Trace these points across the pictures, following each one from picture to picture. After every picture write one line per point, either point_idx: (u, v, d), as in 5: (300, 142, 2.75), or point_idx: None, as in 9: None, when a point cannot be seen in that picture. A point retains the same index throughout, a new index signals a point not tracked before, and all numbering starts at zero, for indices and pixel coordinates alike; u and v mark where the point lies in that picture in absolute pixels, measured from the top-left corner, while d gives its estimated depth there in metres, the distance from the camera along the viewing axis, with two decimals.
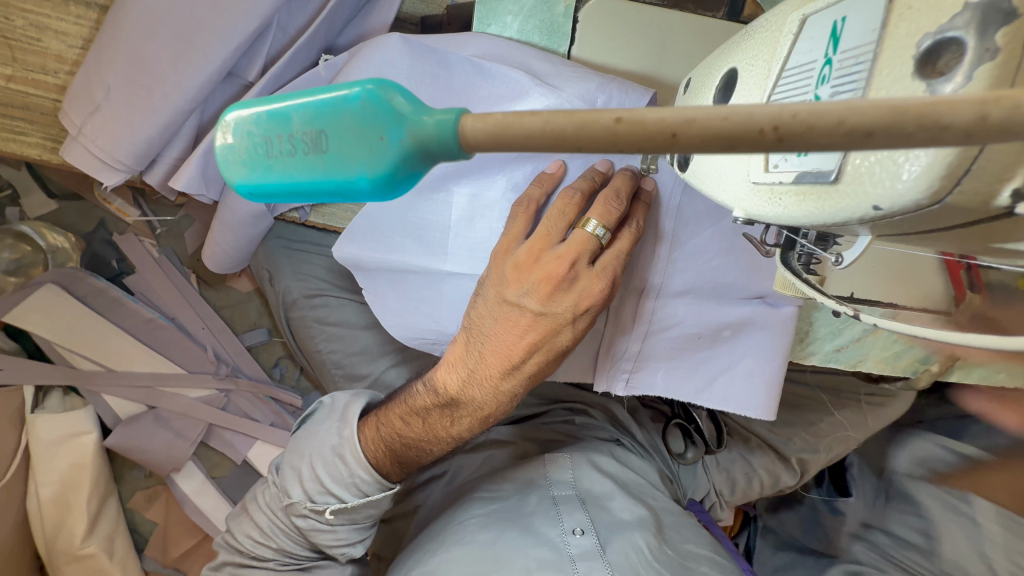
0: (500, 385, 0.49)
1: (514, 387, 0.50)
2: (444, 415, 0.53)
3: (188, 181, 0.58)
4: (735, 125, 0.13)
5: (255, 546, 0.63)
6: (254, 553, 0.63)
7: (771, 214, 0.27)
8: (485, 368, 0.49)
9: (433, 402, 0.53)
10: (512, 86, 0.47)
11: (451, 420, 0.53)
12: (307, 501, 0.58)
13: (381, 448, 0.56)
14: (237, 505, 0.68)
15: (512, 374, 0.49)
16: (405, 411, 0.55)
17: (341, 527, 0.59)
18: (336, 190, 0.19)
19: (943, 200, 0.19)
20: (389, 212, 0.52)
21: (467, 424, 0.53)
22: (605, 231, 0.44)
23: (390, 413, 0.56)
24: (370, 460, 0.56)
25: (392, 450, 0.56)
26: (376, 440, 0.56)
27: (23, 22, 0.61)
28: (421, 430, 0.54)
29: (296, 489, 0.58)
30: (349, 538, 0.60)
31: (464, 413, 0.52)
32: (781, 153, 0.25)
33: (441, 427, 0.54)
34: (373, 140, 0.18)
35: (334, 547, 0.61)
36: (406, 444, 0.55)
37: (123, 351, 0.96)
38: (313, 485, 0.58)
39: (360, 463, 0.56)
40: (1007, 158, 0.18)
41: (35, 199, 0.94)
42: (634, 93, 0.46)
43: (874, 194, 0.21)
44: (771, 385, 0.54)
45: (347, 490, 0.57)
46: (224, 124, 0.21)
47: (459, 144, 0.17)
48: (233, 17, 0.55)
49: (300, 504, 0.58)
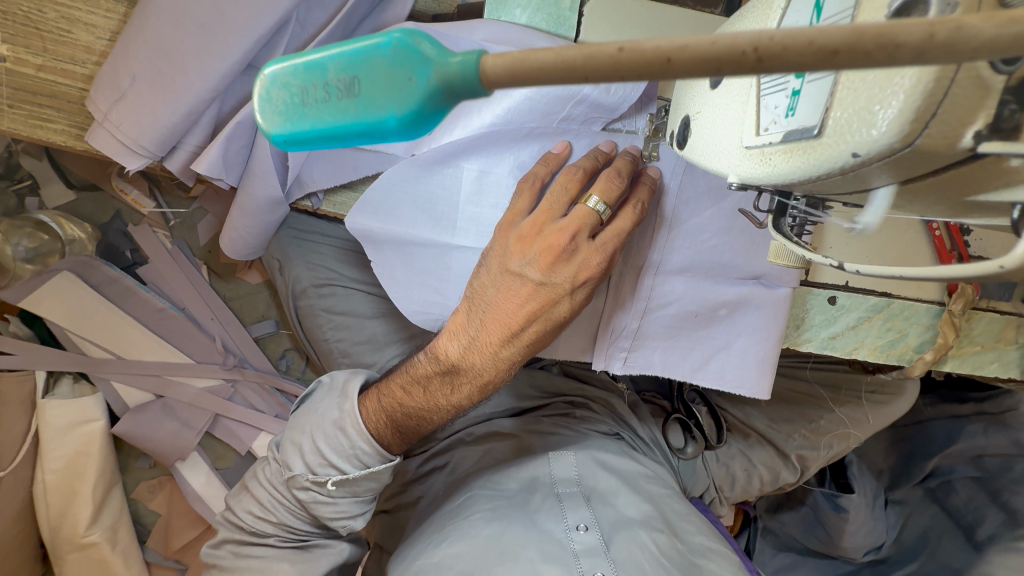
0: (500, 352, 0.52)
1: (514, 355, 0.52)
2: (444, 384, 0.55)
3: (210, 164, 0.61)
4: (722, 50, 0.16)
5: (255, 522, 0.65)
6: (254, 528, 0.65)
7: (760, 177, 0.29)
8: (486, 336, 0.51)
9: (434, 370, 0.55)
10: None
11: (450, 388, 0.55)
12: (309, 473, 0.60)
13: (382, 420, 0.58)
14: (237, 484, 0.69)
15: (511, 342, 0.51)
16: (407, 381, 0.57)
17: (342, 499, 0.61)
18: (365, 131, 0.22)
19: (913, 143, 0.21)
20: (398, 184, 0.54)
21: (467, 392, 0.55)
22: (606, 207, 0.47)
23: (392, 384, 0.58)
24: (372, 433, 0.58)
25: (393, 421, 0.58)
26: (376, 411, 0.58)
27: (55, 14, 0.64)
28: (422, 399, 0.56)
29: (298, 463, 0.60)
30: (351, 511, 0.62)
31: (464, 381, 0.54)
32: (771, 117, 0.27)
33: (441, 395, 0.55)
34: (402, 81, 0.20)
35: (336, 520, 0.62)
36: (407, 414, 0.57)
37: (133, 340, 0.98)
38: (314, 458, 0.59)
39: (361, 434, 0.58)
40: (966, 102, 0.20)
41: (54, 190, 0.97)
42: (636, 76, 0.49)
43: (852, 141, 0.22)
44: (765, 363, 0.56)
45: (349, 462, 0.59)
46: (264, 76, 0.24)
47: (480, 81, 0.19)
48: (257, 11, 0.58)
49: (302, 477, 0.60)
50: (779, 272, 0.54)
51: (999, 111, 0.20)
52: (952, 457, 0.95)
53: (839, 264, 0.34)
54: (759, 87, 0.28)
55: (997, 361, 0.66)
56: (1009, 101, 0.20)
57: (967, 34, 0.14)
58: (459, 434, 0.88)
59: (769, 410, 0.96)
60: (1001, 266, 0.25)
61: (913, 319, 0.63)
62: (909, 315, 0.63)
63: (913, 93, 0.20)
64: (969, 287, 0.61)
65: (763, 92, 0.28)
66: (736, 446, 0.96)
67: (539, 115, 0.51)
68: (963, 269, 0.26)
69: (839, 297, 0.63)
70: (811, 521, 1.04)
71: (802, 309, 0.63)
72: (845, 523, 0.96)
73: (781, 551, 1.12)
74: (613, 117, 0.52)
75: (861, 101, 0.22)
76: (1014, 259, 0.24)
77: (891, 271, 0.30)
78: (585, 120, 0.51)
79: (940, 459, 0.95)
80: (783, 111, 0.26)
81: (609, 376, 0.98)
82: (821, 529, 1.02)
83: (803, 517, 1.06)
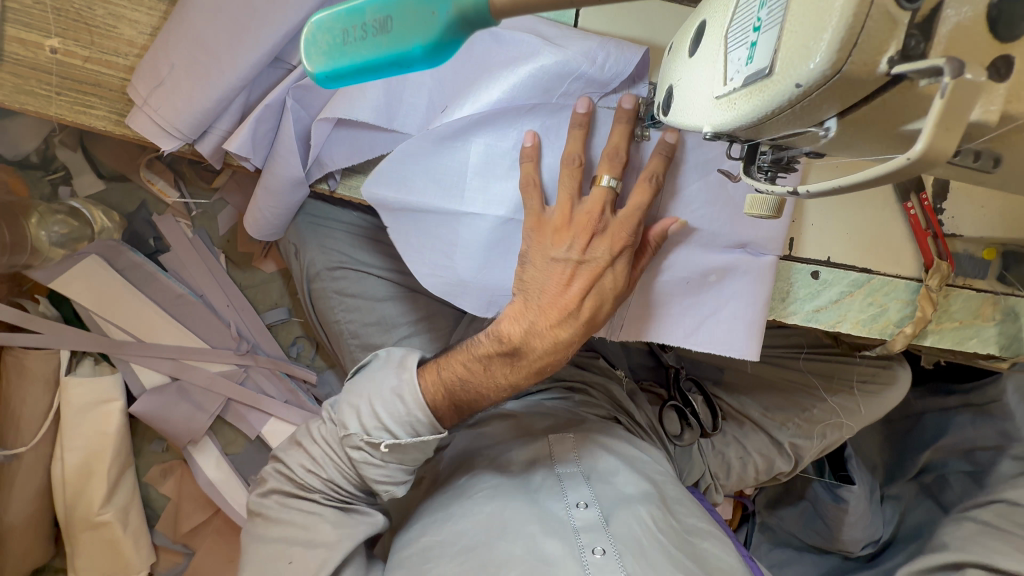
0: (559, 334, 0.58)
1: (571, 334, 0.59)
2: (504, 363, 0.61)
3: (239, 144, 0.66)
4: None
5: (307, 474, 0.68)
6: (302, 480, 0.68)
7: (728, 121, 0.33)
8: (545, 319, 0.58)
9: (494, 350, 0.61)
10: (525, 48, 0.57)
11: (510, 367, 0.61)
12: (363, 434, 0.63)
13: (441, 394, 0.63)
14: (288, 440, 0.73)
15: (569, 320, 0.58)
16: (468, 358, 0.63)
17: (390, 464, 0.65)
18: (395, 61, 0.27)
19: (842, 69, 0.26)
20: (419, 165, 0.59)
21: (525, 374, 0.61)
22: (615, 181, 0.56)
23: (452, 360, 0.64)
24: (430, 403, 0.62)
25: (452, 396, 0.63)
26: (435, 383, 0.63)
27: (103, 11, 0.71)
28: (482, 375, 0.62)
29: (353, 423, 0.64)
30: (394, 477, 0.66)
31: (525, 364, 0.61)
32: (735, 67, 0.32)
33: (501, 375, 0.62)
34: (427, 14, 0.25)
35: (379, 484, 0.66)
36: (467, 390, 0.63)
37: (153, 323, 1.03)
38: (371, 421, 0.63)
39: (418, 404, 0.62)
40: (880, 34, 0.25)
41: (85, 180, 1.03)
42: (628, 51, 0.56)
43: (794, 74, 0.27)
44: (753, 327, 0.61)
45: (402, 429, 0.62)
46: (311, 25, 0.29)
47: (490, 13, 0.24)
48: (284, 8, 0.65)
49: (356, 436, 0.64)
50: (765, 240, 0.59)
51: (908, 43, 0.25)
52: (943, 450, 0.95)
53: (793, 193, 0.35)
54: (726, 45, 0.33)
55: (976, 336, 0.69)
56: (915, 35, 0.25)
57: None
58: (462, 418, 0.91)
59: (762, 398, 0.98)
60: (908, 158, 0.25)
61: (893, 294, 0.67)
62: (889, 290, 0.67)
63: (837, 28, 0.25)
64: (944, 263, 0.65)
65: (728, 48, 0.33)
66: (731, 434, 0.99)
67: (539, 91, 0.57)
68: (879, 166, 0.27)
69: (822, 272, 0.67)
70: (810, 515, 1.04)
71: (784, 283, 0.67)
72: (845, 514, 0.95)
73: (777, 546, 1.13)
74: (607, 94, 0.58)
75: (800, 41, 0.27)
76: (918, 150, 0.25)
77: (827, 184, 0.31)
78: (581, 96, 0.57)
79: (931, 452, 0.96)
80: (744, 60, 0.31)
81: (607, 362, 1.02)
82: (820, 521, 1.01)
83: (803, 511, 1.06)
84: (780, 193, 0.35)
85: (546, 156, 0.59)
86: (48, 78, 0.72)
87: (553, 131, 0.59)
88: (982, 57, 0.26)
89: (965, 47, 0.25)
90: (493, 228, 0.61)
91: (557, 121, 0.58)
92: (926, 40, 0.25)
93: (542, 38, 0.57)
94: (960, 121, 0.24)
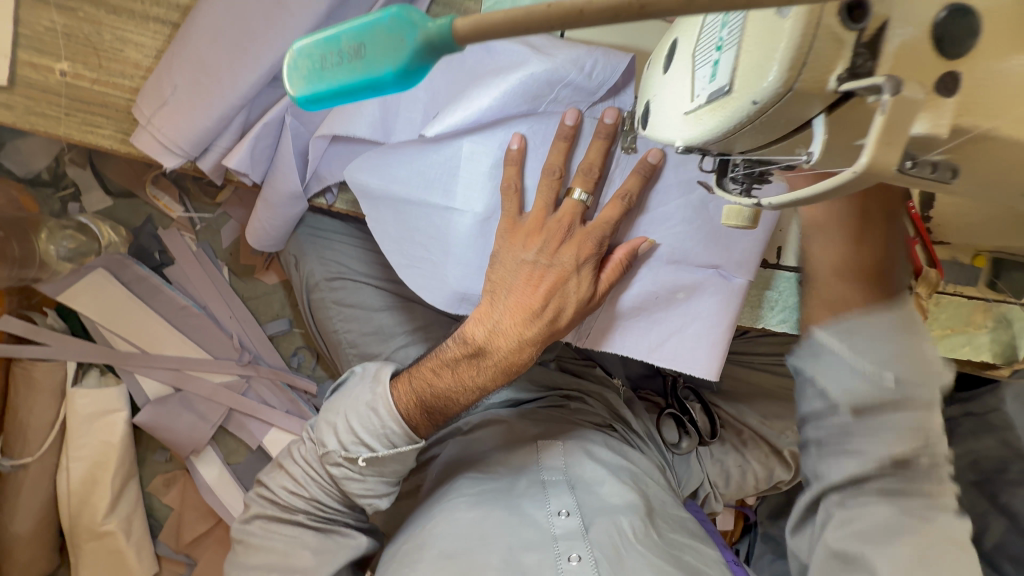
0: (524, 333, 0.60)
1: (536, 336, 0.60)
2: (471, 365, 0.62)
3: (239, 160, 0.69)
4: (618, 4, 0.21)
5: (288, 497, 0.70)
6: (286, 503, 0.70)
7: (695, 135, 0.34)
8: (510, 319, 0.59)
9: (462, 353, 0.62)
10: (516, 57, 0.59)
11: (476, 370, 0.62)
12: (341, 450, 0.65)
13: (411, 400, 0.64)
14: (269, 464, 0.74)
15: (534, 321, 0.59)
16: (436, 364, 0.64)
17: (370, 477, 0.66)
18: (368, 85, 0.28)
19: (794, 87, 0.27)
20: (403, 160, 0.62)
21: (491, 374, 0.62)
22: (588, 196, 0.58)
23: (422, 368, 0.65)
24: (401, 412, 0.64)
25: (423, 403, 0.64)
26: (406, 393, 0.64)
27: (110, 35, 0.74)
28: (450, 380, 0.63)
29: (332, 440, 0.66)
30: (377, 490, 0.67)
31: (490, 364, 0.61)
32: (701, 84, 0.33)
33: (468, 377, 0.62)
34: (396, 42, 0.27)
35: (363, 498, 0.67)
36: (436, 395, 0.63)
37: (158, 335, 1.05)
38: (347, 436, 0.65)
39: (391, 413, 0.63)
40: (828, 53, 0.26)
41: (94, 196, 1.06)
42: (614, 58, 0.57)
43: (751, 91, 0.28)
44: (716, 347, 0.63)
45: (378, 441, 0.64)
46: (292, 51, 0.30)
47: (454, 40, 0.26)
48: (282, 30, 0.67)
49: (335, 453, 0.65)
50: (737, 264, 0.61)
51: (857, 61, 0.26)
52: None
53: (760, 204, 0.36)
54: (694, 62, 0.34)
55: (969, 344, 0.70)
56: (863, 53, 0.26)
57: None
58: (457, 425, 0.90)
59: (759, 407, 0.98)
60: (853, 172, 0.27)
61: None
62: None
63: (787, 47, 0.26)
64: (932, 271, 0.63)
65: (695, 66, 0.34)
66: (730, 443, 0.98)
67: (528, 98, 0.58)
68: (828, 181, 0.28)
69: None
70: None
71: (769, 290, 0.67)
72: None
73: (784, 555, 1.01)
74: (594, 101, 0.59)
75: (755, 60, 0.28)
76: (863, 164, 0.26)
77: (787, 196, 0.32)
78: (571, 102, 0.59)
79: None
80: (708, 76, 0.32)
81: (603, 372, 1.02)
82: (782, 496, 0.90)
83: None
84: (751, 203, 0.36)
85: (529, 160, 0.61)
86: (57, 100, 0.75)
87: (541, 135, 0.61)
88: (932, 73, 0.27)
89: (913, 64, 0.26)
90: (471, 223, 0.63)
91: (544, 124, 0.60)
92: (873, 58, 0.26)
93: (532, 48, 0.59)
94: (900, 137, 0.26)
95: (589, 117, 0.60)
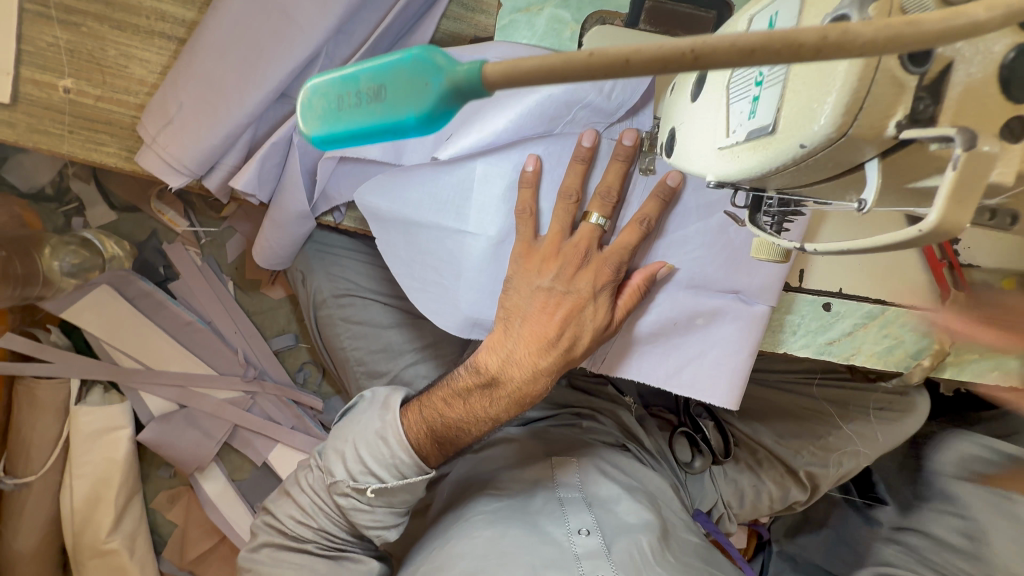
0: (538, 363, 0.58)
1: (551, 366, 0.58)
2: (483, 396, 0.60)
3: (245, 181, 0.67)
4: (668, 52, 0.19)
5: (297, 527, 0.68)
6: (295, 533, 0.68)
7: (730, 173, 0.32)
8: (524, 348, 0.58)
9: (473, 383, 0.60)
10: None
11: (489, 400, 0.60)
12: (350, 480, 0.63)
13: (422, 430, 0.62)
14: (275, 491, 0.72)
15: (549, 350, 0.57)
16: (447, 393, 0.62)
17: (378, 508, 0.64)
18: (388, 129, 0.26)
19: (848, 132, 0.25)
20: (415, 182, 0.60)
21: (504, 404, 0.60)
22: (605, 221, 0.57)
23: (433, 396, 0.63)
24: (412, 442, 0.62)
25: (434, 432, 0.62)
26: (417, 422, 0.62)
27: (115, 52, 0.72)
28: (461, 410, 0.61)
29: (340, 469, 0.64)
30: (385, 521, 0.65)
31: (503, 394, 0.59)
32: (738, 120, 0.31)
33: (480, 407, 0.60)
34: (420, 86, 0.25)
35: (371, 529, 0.65)
36: (447, 425, 0.62)
37: (162, 351, 1.03)
38: (355, 465, 0.63)
39: (401, 443, 0.62)
40: (887, 97, 0.24)
41: (98, 210, 1.04)
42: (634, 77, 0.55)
43: (799, 134, 0.26)
44: (737, 376, 0.61)
45: (388, 471, 0.62)
46: (307, 88, 0.29)
47: (482, 85, 0.24)
48: (291, 46, 0.65)
49: (343, 482, 0.63)
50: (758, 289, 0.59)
51: (916, 106, 0.25)
52: None
53: (802, 248, 0.34)
54: (729, 96, 0.32)
55: (998, 369, 0.65)
56: (923, 97, 0.24)
57: (853, 36, 0.18)
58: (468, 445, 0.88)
59: (773, 425, 0.95)
60: (920, 230, 0.25)
61: (909, 325, 0.65)
62: (904, 321, 0.65)
63: (842, 91, 0.24)
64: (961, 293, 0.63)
65: (731, 99, 0.32)
66: (743, 463, 0.96)
67: (545, 120, 0.56)
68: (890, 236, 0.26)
69: (833, 304, 0.65)
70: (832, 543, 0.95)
71: (791, 314, 0.65)
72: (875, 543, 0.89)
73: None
74: (612, 122, 0.57)
75: (804, 102, 0.26)
76: (931, 222, 0.24)
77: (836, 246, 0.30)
78: (588, 123, 0.57)
79: None
80: (746, 113, 0.30)
81: (615, 389, 0.98)
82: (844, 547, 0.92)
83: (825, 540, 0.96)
84: (788, 247, 0.35)
85: (545, 182, 0.59)
86: (60, 117, 0.73)
87: (556, 156, 0.59)
88: (997, 119, 0.25)
89: (978, 109, 0.25)
90: (485, 247, 0.61)
91: (560, 146, 0.58)
92: (935, 103, 0.25)
93: None
94: (972, 193, 0.24)
95: (606, 137, 0.58)
